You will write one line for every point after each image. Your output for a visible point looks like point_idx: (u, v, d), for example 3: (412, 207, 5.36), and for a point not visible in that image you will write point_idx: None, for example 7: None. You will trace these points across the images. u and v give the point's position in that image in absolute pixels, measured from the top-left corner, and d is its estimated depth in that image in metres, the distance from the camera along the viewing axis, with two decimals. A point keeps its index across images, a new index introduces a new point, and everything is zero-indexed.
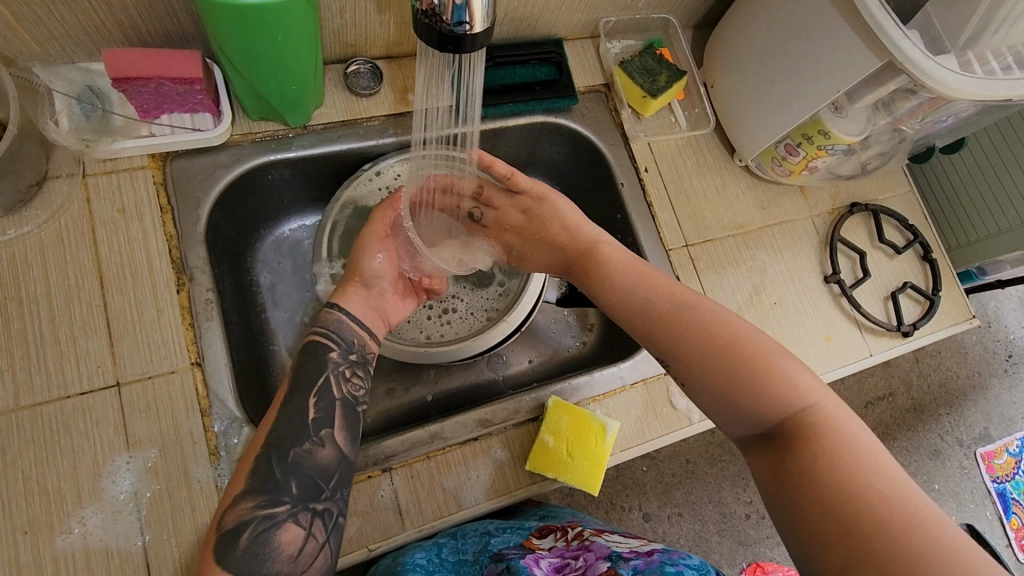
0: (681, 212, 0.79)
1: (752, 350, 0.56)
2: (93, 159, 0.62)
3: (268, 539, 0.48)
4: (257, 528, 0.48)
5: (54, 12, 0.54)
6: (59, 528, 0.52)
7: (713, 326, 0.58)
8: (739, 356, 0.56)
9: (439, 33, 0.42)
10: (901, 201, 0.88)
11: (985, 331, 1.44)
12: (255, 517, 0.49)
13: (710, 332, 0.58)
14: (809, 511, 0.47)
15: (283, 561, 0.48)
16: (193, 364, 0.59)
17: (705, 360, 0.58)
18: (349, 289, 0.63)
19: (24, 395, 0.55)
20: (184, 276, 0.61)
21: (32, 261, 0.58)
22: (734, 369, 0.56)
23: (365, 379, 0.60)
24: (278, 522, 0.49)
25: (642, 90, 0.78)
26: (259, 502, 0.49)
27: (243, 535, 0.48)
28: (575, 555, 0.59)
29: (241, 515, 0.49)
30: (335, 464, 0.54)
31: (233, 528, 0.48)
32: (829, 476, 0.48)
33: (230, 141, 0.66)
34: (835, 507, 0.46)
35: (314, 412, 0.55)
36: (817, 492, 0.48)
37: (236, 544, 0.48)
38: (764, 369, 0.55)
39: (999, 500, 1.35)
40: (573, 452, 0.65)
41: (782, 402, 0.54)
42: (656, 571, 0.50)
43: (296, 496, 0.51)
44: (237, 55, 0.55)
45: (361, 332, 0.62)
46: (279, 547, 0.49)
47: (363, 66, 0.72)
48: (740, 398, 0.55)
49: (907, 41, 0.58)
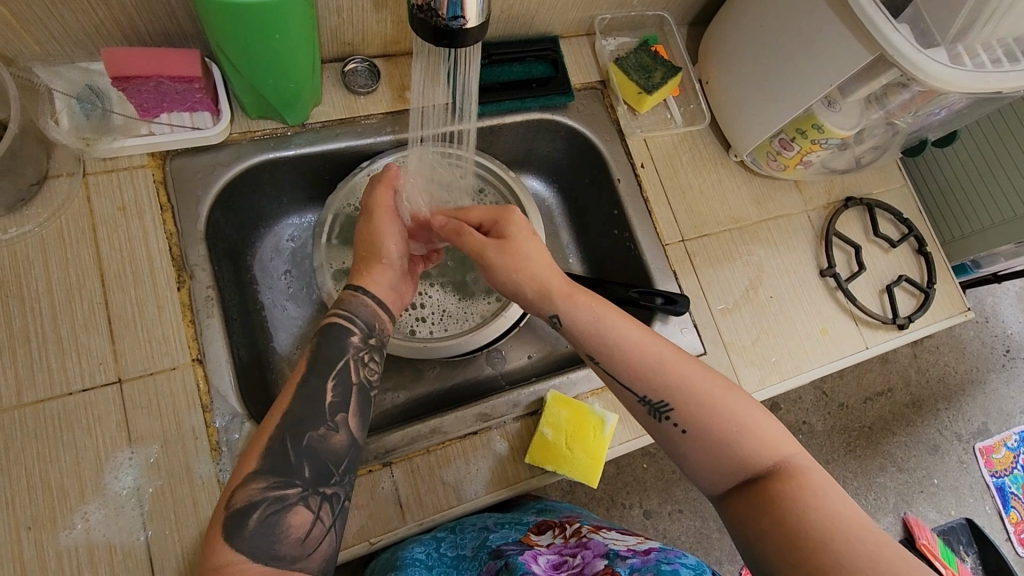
0: (678, 208, 0.80)
1: (728, 402, 0.54)
2: (93, 157, 0.62)
3: (278, 522, 0.48)
4: (266, 510, 0.48)
5: (54, 13, 0.54)
6: (62, 524, 0.53)
7: (700, 375, 0.55)
8: (709, 392, 0.54)
9: (434, 27, 0.43)
10: (896, 194, 0.89)
11: (983, 326, 1.45)
12: (266, 498, 0.49)
13: (691, 372, 0.55)
14: (789, 532, 0.47)
15: (292, 543, 0.48)
16: (194, 360, 0.59)
17: (684, 398, 0.54)
18: (372, 270, 0.61)
19: (27, 392, 0.55)
20: (184, 273, 0.62)
21: (34, 259, 0.59)
22: (720, 423, 0.53)
23: (380, 364, 0.59)
24: (288, 504, 0.49)
25: (637, 87, 0.79)
26: (270, 484, 0.49)
27: (254, 515, 0.48)
28: (573, 553, 0.59)
29: (251, 495, 0.48)
30: (346, 449, 0.53)
31: (243, 508, 0.48)
32: (802, 502, 0.48)
33: (229, 139, 0.67)
34: (809, 536, 0.47)
35: (352, 409, 0.55)
36: (783, 515, 0.48)
37: (245, 523, 0.47)
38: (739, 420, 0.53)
39: (998, 494, 1.36)
40: (572, 444, 0.66)
41: (754, 440, 0.53)
42: (652, 569, 0.50)
43: (308, 480, 0.50)
44: (236, 54, 0.56)
45: (382, 315, 0.60)
46: (288, 530, 0.48)
47: (361, 64, 0.72)
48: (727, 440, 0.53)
49: (898, 34, 0.59)
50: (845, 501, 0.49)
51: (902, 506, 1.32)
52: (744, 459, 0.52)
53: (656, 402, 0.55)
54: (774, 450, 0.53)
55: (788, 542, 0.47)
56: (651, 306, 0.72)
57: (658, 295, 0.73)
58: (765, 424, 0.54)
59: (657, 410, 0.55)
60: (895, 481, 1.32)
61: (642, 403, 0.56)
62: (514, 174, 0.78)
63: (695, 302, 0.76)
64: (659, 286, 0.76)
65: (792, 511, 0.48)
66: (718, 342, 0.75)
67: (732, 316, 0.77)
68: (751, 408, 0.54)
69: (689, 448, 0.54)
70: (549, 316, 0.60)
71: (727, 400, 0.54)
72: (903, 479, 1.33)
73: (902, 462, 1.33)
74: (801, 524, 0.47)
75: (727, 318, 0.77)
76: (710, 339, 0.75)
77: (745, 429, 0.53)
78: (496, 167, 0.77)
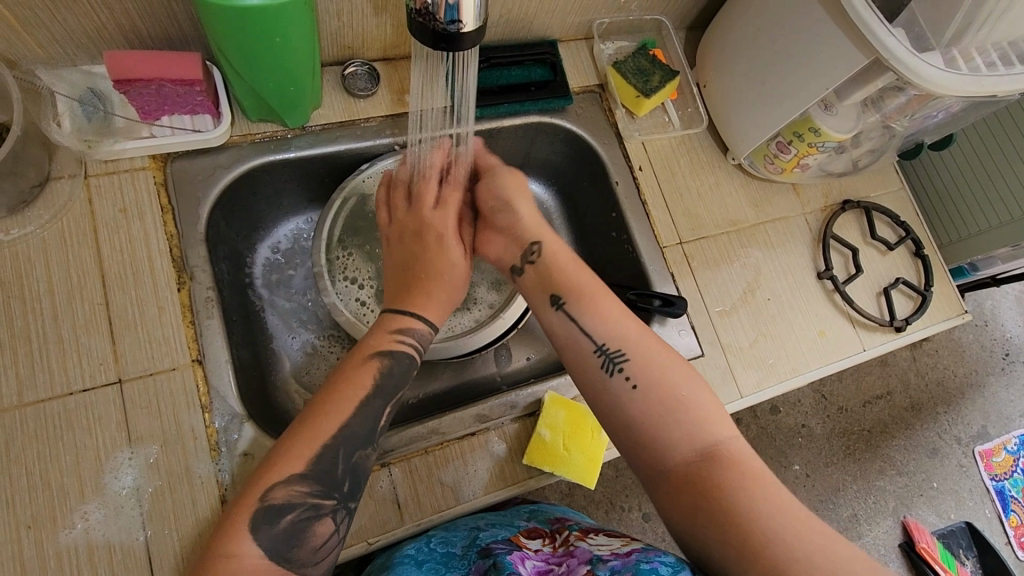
0: (676, 211, 0.80)
1: (679, 382, 0.57)
2: (94, 159, 0.63)
3: (306, 527, 0.49)
4: (299, 514, 0.49)
5: (57, 16, 0.55)
6: (62, 523, 0.53)
7: (658, 348, 0.59)
8: (661, 371, 0.57)
9: (433, 31, 0.43)
10: (893, 198, 0.89)
11: (982, 329, 1.45)
12: (303, 503, 0.50)
13: (648, 346, 0.59)
14: (728, 521, 0.49)
15: (307, 551, 0.49)
16: (194, 361, 0.60)
17: (641, 362, 0.58)
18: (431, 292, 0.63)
19: (28, 392, 0.56)
20: (185, 274, 0.62)
21: (35, 260, 0.59)
22: (667, 396, 0.56)
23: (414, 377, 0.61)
24: (320, 513, 0.50)
25: (636, 90, 0.79)
26: (312, 490, 0.50)
27: (287, 516, 0.49)
28: (558, 563, 0.59)
29: (292, 496, 0.49)
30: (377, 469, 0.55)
31: (279, 507, 0.49)
32: (742, 494, 0.50)
33: (229, 142, 0.67)
34: (745, 527, 0.49)
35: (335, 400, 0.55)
36: (725, 503, 0.50)
37: (279, 522, 0.48)
38: (684, 404, 0.55)
39: (998, 498, 1.36)
40: (570, 446, 0.66)
41: (699, 425, 0.55)
42: (630, 569, 0.50)
43: (343, 494, 0.52)
44: (236, 57, 0.56)
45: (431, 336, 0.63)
46: (310, 537, 0.49)
47: (361, 68, 0.73)
48: (675, 415, 0.55)
49: (892, 38, 0.59)
50: (779, 490, 0.51)
51: (902, 510, 1.31)
52: (689, 432, 0.54)
53: (613, 354, 0.59)
54: (718, 435, 0.54)
55: (728, 526, 0.49)
56: (648, 308, 0.74)
57: (655, 298, 0.74)
58: (713, 409, 0.56)
59: (614, 362, 0.58)
60: (895, 484, 1.32)
61: (598, 352, 0.59)
62: None
63: (693, 304, 0.77)
64: (657, 288, 0.77)
65: (730, 498, 0.50)
66: (716, 344, 0.76)
67: (730, 319, 0.77)
68: (700, 386, 0.57)
69: (636, 410, 0.56)
70: (530, 243, 0.65)
71: (675, 374, 0.57)
72: (902, 482, 1.32)
73: (901, 465, 1.33)
74: (742, 515, 0.49)
75: (725, 321, 0.77)
76: (708, 340, 0.76)
77: (692, 402, 0.56)
78: None
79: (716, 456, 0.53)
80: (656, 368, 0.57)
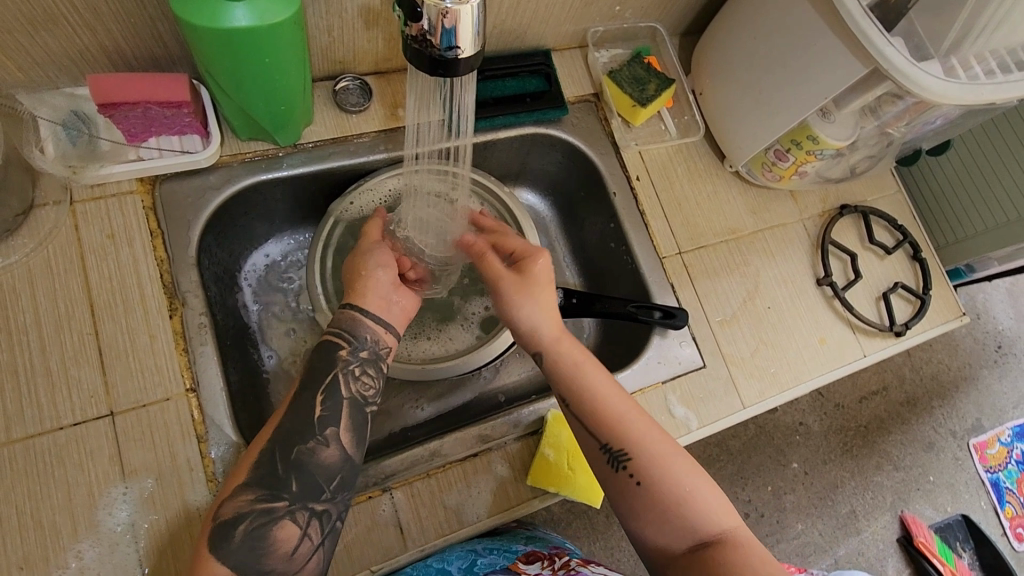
0: (674, 220, 0.79)
1: (677, 466, 0.56)
2: (80, 185, 0.61)
3: (263, 535, 0.50)
4: (254, 521, 0.50)
5: (37, 39, 0.53)
6: (56, 562, 0.52)
7: (655, 431, 0.58)
8: (662, 455, 0.56)
9: (429, 56, 0.42)
10: (889, 201, 0.89)
11: (975, 323, 1.46)
12: (252, 510, 0.50)
13: (649, 432, 0.57)
14: None
15: (278, 557, 0.50)
16: (188, 391, 0.58)
17: (642, 451, 0.56)
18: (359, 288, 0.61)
19: (16, 428, 0.54)
20: (176, 300, 0.61)
21: (21, 291, 0.57)
22: (668, 484, 0.55)
23: (376, 377, 0.59)
24: (274, 517, 0.51)
25: (632, 99, 0.78)
26: (258, 496, 0.51)
27: (241, 526, 0.50)
28: None
29: (239, 506, 0.50)
30: (338, 465, 0.54)
31: (229, 519, 0.50)
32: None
33: (219, 162, 0.65)
34: None
35: (320, 408, 0.55)
36: None
37: (231, 536, 0.49)
38: (686, 489, 0.55)
39: (993, 490, 1.37)
40: (574, 465, 0.65)
41: (700, 511, 0.55)
42: None
43: (295, 494, 0.52)
44: (225, 77, 0.55)
45: (379, 330, 0.60)
46: (274, 543, 0.50)
47: (353, 83, 0.71)
48: (676, 505, 0.55)
49: (892, 48, 0.59)
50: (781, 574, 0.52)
51: (900, 504, 1.31)
52: (692, 521, 0.54)
53: (614, 450, 0.57)
54: (718, 521, 0.55)
55: None
56: (649, 321, 0.72)
57: (656, 310, 0.72)
58: (712, 494, 0.56)
59: (615, 458, 0.56)
60: (892, 480, 1.32)
61: (602, 450, 0.57)
62: (507, 189, 0.78)
63: (693, 315, 0.76)
64: (656, 300, 0.76)
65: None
66: (717, 354, 0.75)
67: (731, 328, 0.76)
68: (689, 464, 0.56)
69: (638, 502, 0.55)
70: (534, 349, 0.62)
71: (673, 458, 0.56)
72: (899, 477, 1.33)
73: (898, 461, 1.34)
74: None
75: (726, 330, 0.76)
76: (709, 352, 0.75)
77: (692, 491, 0.55)
78: (490, 182, 0.77)
79: (718, 543, 0.53)
80: (658, 458, 0.56)
